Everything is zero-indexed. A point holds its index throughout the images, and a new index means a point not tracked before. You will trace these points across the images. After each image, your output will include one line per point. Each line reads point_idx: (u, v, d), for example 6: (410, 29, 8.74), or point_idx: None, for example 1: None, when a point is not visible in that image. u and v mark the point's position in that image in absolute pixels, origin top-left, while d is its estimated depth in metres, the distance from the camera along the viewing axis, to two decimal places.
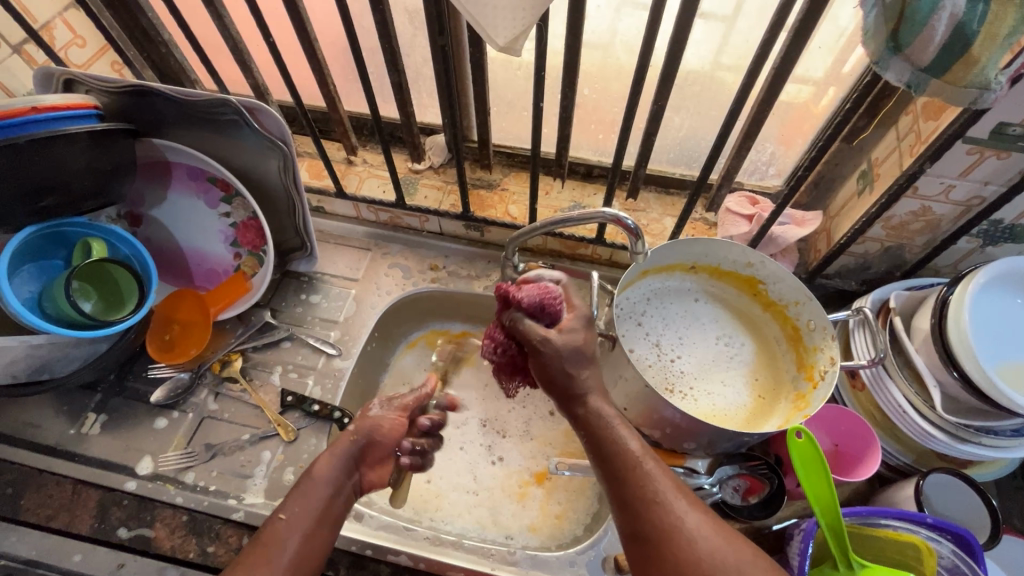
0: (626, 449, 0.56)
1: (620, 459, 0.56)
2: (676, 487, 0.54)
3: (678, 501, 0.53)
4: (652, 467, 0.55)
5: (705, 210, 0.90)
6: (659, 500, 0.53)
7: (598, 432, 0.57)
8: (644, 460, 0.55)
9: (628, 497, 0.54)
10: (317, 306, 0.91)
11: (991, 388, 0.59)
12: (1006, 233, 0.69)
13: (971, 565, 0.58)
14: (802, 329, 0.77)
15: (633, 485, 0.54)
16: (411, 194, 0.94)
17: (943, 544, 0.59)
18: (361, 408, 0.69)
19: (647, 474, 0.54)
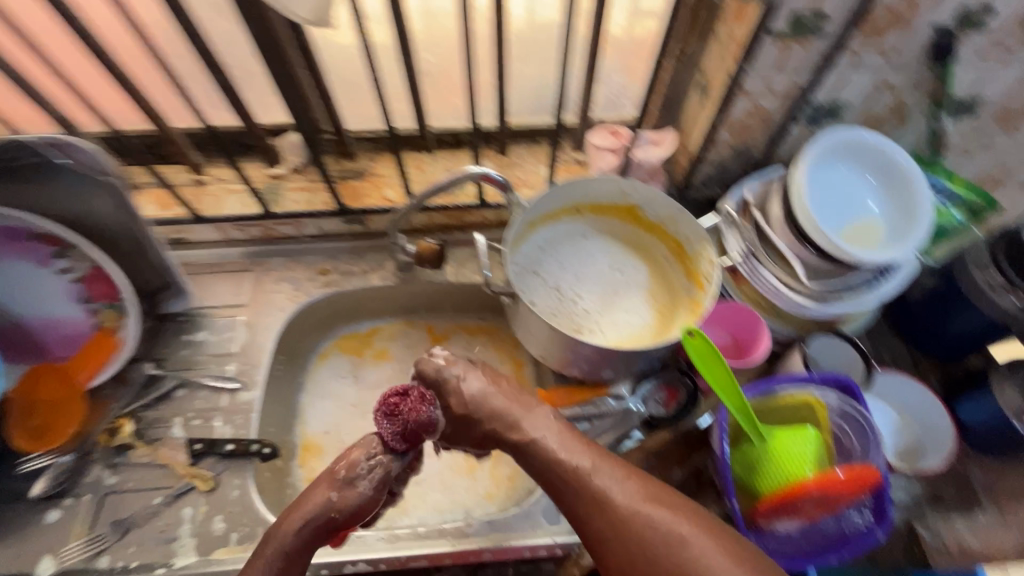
0: (557, 459, 0.59)
1: (557, 470, 0.59)
2: (625, 493, 0.56)
3: (625, 498, 0.55)
4: (595, 473, 0.57)
5: (574, 151, 0.92)
6: (593, 498, 0.56)
7: (529, 454, 0.61)
8: (585, 469, 0.58)
9: (571, 503, 0.58)
10: (205, 343, 0.84)
11: (841, 253, 0.65)
12: (826, 112, 0.76)
13: (856, 407, 0.66)
14: (683, 241, 0.83)
15: (570, 491, 0.58)
16: (278, 201, 0.88)
17: (830, 395, 0.67)
18: (347, 476, 0.64)
19: (586, 480, 0.57)
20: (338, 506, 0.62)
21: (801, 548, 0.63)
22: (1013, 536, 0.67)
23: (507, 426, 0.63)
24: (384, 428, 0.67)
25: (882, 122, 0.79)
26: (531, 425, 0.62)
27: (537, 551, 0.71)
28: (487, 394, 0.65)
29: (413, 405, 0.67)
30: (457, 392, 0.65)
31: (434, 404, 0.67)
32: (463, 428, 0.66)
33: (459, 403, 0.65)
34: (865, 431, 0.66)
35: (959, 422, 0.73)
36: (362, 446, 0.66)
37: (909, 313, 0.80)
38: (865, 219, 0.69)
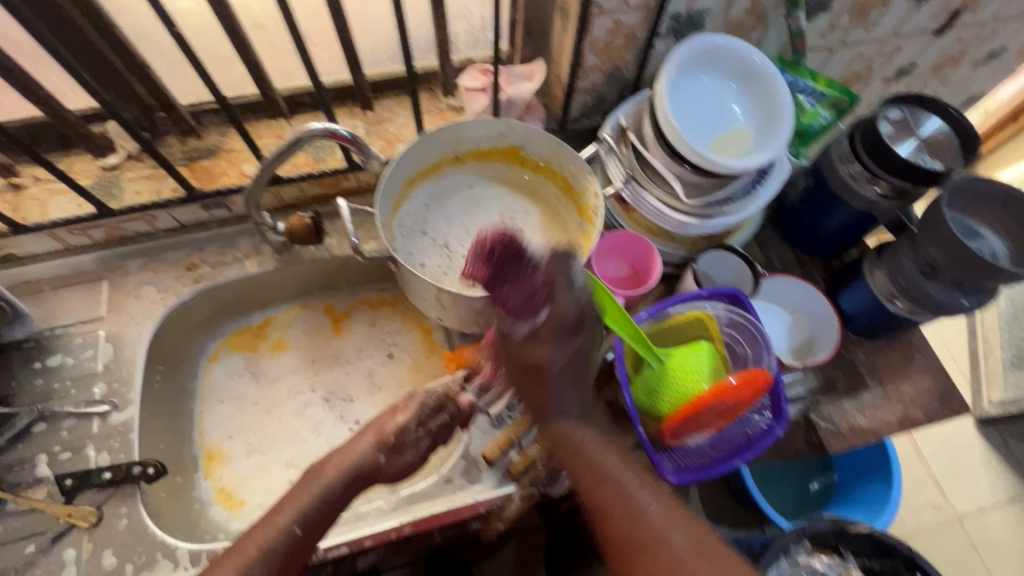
0: (603, 469, 0.55)
1: (596, 483, 0.55)
2: (656, 506, 0.52)
3: (661, 522, 0.51)
4: (626, 478, 0.55)
5: (446, 97, 0.86)
6: (624, 500, 0.53)
7: (570, 452, 0.58)
8: (626, 478, 0.55)
9: (602, 504, 0.54)
10: (62, 368, 0.74)
11: (710, 165, 0.64)
12: (688, 23, 0.74)
13: (744, 313, 0.68)
14: (569, 177, 0.80)
15: (600, 486, 0.54)
16: (117, 195, 0.77)
17: (718, 307, 0.69)
18: (396, 441, 0.63)
19: (616, 482, 0.54)
20: (384, 465, 0.62)
21: (711, 457, 0.65)
22: (891, 409, 0.72)
23: (555, 413, 0.60)
24: (478, 259, 0.60)
25: (743, 28, 0.78)
26: (570, 424, 0.59)
27: (459, 513, 0.69)
28: (572, 356, 0.58)
29: (527, 281, 0.56)
30: (561, 329, 0.55)
31: (542, 308, 0.56)
32: (523, 364, 0.59)
33: (558, 302, 0.54)
34: (755, 334, 0.67)
35: (841, 312, 0.77)
36: (407, 408, 0.65)
37: (790, 217, 0.81)
38: (734, 128, 0.68)
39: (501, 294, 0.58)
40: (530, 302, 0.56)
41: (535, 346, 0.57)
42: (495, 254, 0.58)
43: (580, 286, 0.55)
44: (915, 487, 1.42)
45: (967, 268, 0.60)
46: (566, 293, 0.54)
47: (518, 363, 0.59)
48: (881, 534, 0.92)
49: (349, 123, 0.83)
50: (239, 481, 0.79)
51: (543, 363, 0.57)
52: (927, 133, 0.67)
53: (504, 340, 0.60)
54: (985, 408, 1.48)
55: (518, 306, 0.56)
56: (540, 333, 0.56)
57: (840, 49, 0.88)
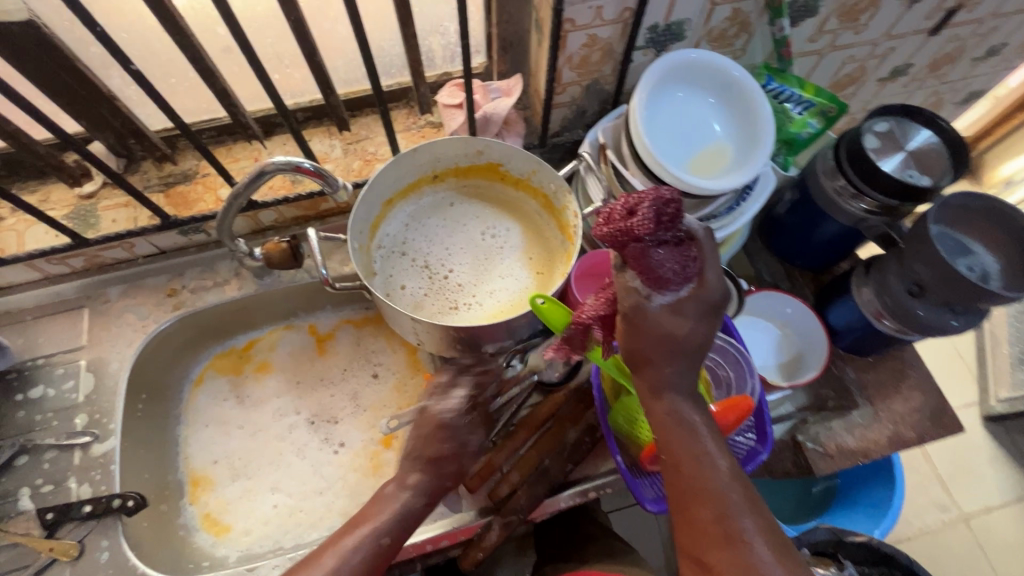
0: (706, 458, 0.48)
1: (694, 469, 0.47)
2: (743, 493, 0.46)
3: (743, 514, 0.45)
4: (724, 463, 0.48)
5: (423, 113, 0.85)
6: (715, 494, 0.46)
7: (667, 428, 0.49)
8: (725, 470, 0.47)
9: (691, 489, 0.47)
10: (43, 399, 0.74)
11: (687, 187, 0.62)
12: (667, 35, 0.71)
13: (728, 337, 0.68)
14: (549, 195, 0.78)
15: (694, 473, 0.47)
16: (93, 224, 0.77)
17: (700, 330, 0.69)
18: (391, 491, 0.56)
19: (711, 462, 0.47)
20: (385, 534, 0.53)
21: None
22: (881, 428, 0.70)
23: (664, 380, 0.49)
24: (638, 217, 0.44)
25: (726, 37, 0.75)
26: (679, 397, 0.50)
27: (439, 542, 0.68)
28: (702, 333, 0.49)
29: (681, 253, 0.46)
30: (699, 307, 0.48)
31: (688, 280, 0.48)
32: (657, 333, 0.48)
33: (710, 274, 0.48)
34: (737, 359, 0.67)
35: (829, 328, 0.75)
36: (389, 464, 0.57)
37: (778, 229, 0.79)
38: (712, 145, 0.66)
39: (650, 262, 0.45)
40: (682, 275, 0.46)
41: (673, 320, 0.48)
42: (665, 221, 0.44)
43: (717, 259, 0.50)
44: (920, 487, 1.40)
45: (955, 290, 0.58)
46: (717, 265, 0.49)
47: (638, 334, 0.49)
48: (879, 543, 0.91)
49: (326, 143, 0.82)
50: (225, 506, 0.79)
51: (675, 334, 0.48)
52: (915, 146, 0.65)
53: (628, 316, 0.48)
54: (992, 405, 1.45)
55: (674, 278, 0.46)
56: (688, 307, 0.48)
57: (829, 53, 0.85)
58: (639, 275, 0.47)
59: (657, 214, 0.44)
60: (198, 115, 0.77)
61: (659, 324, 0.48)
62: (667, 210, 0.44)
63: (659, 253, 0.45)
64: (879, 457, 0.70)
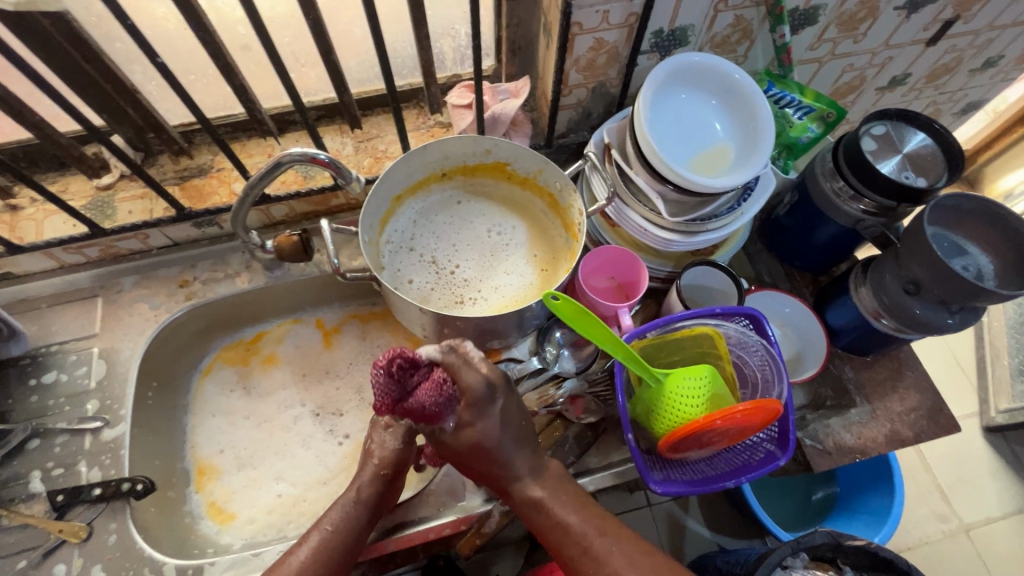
0: (565, 523, 0.59)
1: (562, 536, 0.59)
2: (602, 538, 0.58)
3: (610, 555, 0.57)
4: (578, 522, 0.59)
5: (433, 114, 0.87)
6: (582, 549, 0.58)
7: (532, 515, 0.60)
8: (584, 527, 0.59)
9: (565, 553, 0.59)
10: (56, 384, 0.76)
11: (691, 184, 0.64)
12: (672, 39, 0.74)
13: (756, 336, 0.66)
14: (554, 194, 0.80)
15: (563, 539, 0.59)
16: (110, 215, 0.79)
17: (728, 326, 0.66)
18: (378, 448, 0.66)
19: (569, 529, 0.59)
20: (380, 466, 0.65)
21: (706, 474, 0.67)
22: (878, 427, 0.71)
23: (509, 477, 0.61)
24: (378, 393, 0.53)
25: (728, 43, 0.77)
26: (530, 486, 0.61)
27: (443, 530, 0.69)
28: (503, 423, 0.60)
29: (430, 385, 0.55)
30: (478, 407, 0.59)
31: (456, 403, 0.58)
32: (474, 448, 0.59)
33: (470, 381, 0.57)
34: (762, 356, 0.67)
35: (828, 328, 0.76)
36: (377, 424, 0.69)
37: (779, 231, 0.81)
38: (714, 145, 0.68)
39: (414, 411, 0.56)
40: (446, 403, 0.57)
41: (468, 428, 0.59)
42: (398, 382, 0.53)
43: (477, 359, 0.59)
44: (920, 496, 1.40)
45: (951, 289, 0.60)
46: (468, 371, 0.57)
47: (464, 452, 0.60)
48: (877, 548, 0.90)
49: (338, 140, 0.84)
50: (229, 495, 0.80)
51: (481, 439, 0.59)
52: (912, 149, 0.66)
53: (432, 438, 0.61)
54: (992, 416, 1.45)
55: (438, 402, 0.55)
56: (476, 416, 0.59)
57: (830, 61, 0.87)
58: (415, 418, 0.57)
59: (389, 383, 0.53)
60: (215, 111, 0.79)
61: (469, 439, 0.59)
62: (405, 373, 0.54)
63: (427, 397, 0.55)
64: (876, 455, 0.70)
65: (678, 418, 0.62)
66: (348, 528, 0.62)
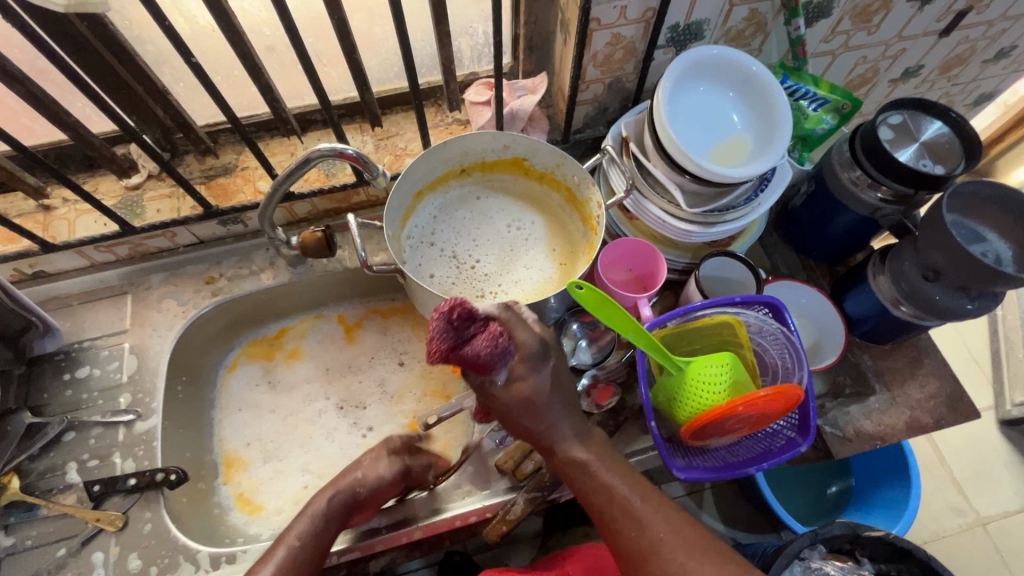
0: (606, 485, 0.58)
1: (602, 497, 0.58)
2: (644, 503, 0.56)
3: (652, 519, 0.55)
4: (620, 485, 0.58)
5: (451, 111, 0.88)
6: (624, 510, 0.56)
7: (574, 476, 0.60)
8: (626, 491, 0.57)
9: (605, 516, 0.57)
10: (89, 379, 0.78)
11: (711, 174, 0.65)
12: (688, 34, 0.75)
13: (777, 325, 0.67)
14: (573, 188, 0.81)
15: (605, 500, 0.57)
16: (139, 214, 0.81)
17: (749, 313, 0.68)
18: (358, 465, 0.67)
19: (612, 490, 0.58)
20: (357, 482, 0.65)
21: (728, 461, 0.68)
22: (897, 414, 0.72)
23: (555, 437, 0.60)
24: (433, 339, 0.51)
25: (744, 37, 0.78)
26: (574, 447, 0.60)
27: (468, 518, 0.71)
28: (552, 383, 0.60)
29: (488, 335, 0.53)
30: (531, 362, 0.58)
31: (508, 356, 0.56)
32: (522, 402, 0.58)
33: (524, 337, 0.57)
34: (782, 344, 0.68)
35: (846, 317, 0.77)
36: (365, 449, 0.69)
37: (795, 222, 0.82)
38: (732, 136, 0.69)
39: (468, 360, 0.53)
40: (500, 355, 0.55)
41: (518, 383, 0.58)
42: (456, 330, 0.52)
43: (530, 319, 0.59)
44: (936, 490, 1.40)
45: (970, 274, 0.60)
46: (521, 328, 0.58)
47: (512, 410, 0.59)
48: (896, 539, 0.90)
49: (359, 139, 0.86)
50: (257, 487, 0.82)
51: (531, 394, 0.58)
52: (928, 137, 0.67)
53: (483, 396, 0.59)
54: (1008, 409, 1.44)
55: (497, 352, 0.54)
56: (527, 372, 0.58)
57: (843, 53, 0.88)
58: (467, 369, 0.54)
59: (445, 329, 0.51)
60: (240, 111, 0.81)
61: (519, 393, 0.58)
62: (465, 318, 0.52)
63: (485, 344, 0.53)
64: (896, 441, 0.71)
65: (700, 405, 0.63)
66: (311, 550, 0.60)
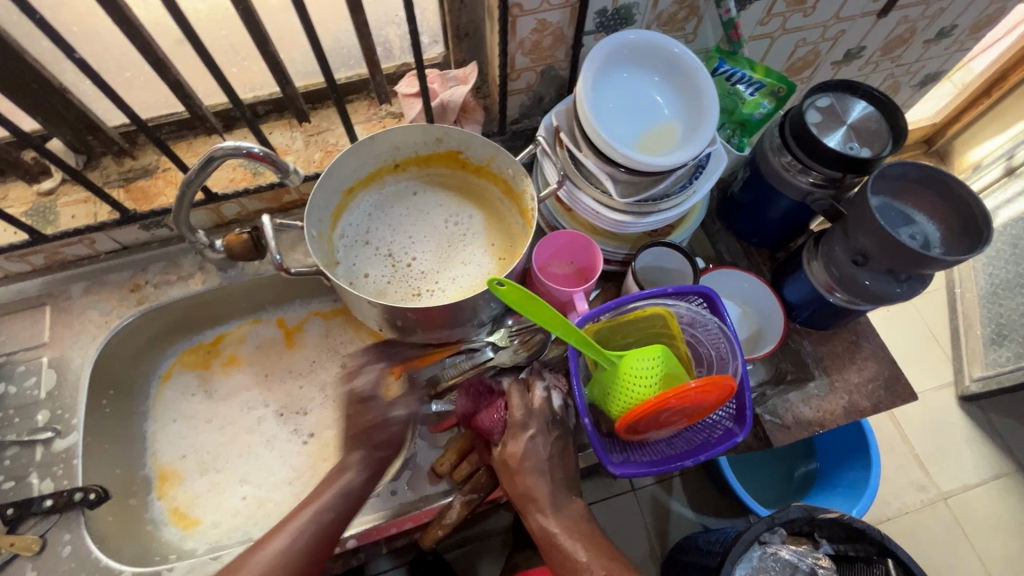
0: (573, 559, 0.58)
1: (568, 569, 0.58)
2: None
3: None
4: (586, 559, 0.58)
5: (383, 104, 0.85)
6: None
7: (546, 547, 0.60)
8: (593, 566, 0.57)
9: None
10: (5, 396, 0.74)
11: (638, 162, 0.63)
12: (617, 18, 0.72)
13: (706, 315, 0.66)
14: (508, 180, 0.79)
15: (570, 572, 0.58)
16: (53, 221, 0.77)
17: (680, 305, 0.67)
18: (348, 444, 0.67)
19: (575, 558, 0.58)
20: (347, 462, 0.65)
21: (667, 454, 0.67)
22: (836, 399, 0.72)
23: (532, 503, 0.61)
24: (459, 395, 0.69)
25: (676, 21, 0.76)
26: (547, 517, 0.61)
27: (403, 524, 0.70)
28: (544, 456, 0.63)
29: (493, 407, 0.67)
30: (517, 431, 0.64)
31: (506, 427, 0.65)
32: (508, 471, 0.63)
33: (517, 408, 0.65)
34: (715, 333, 0.67)
35: (786, 304, 0.76)
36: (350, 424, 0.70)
37: (735, 208, 0.80)
38: (659, 123, 0.67)
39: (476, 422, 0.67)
40: (496, 425, 0.66)
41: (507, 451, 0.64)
42: (474, 396, 0.68)
43: (540, 399, 0.66)
44: (898, 468, 1.41)
45: (897, 258, 0.60)
46: (519, 400, 0.65)
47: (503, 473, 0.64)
48: (849, 520, 0.90)
49: (287, 136, 0.82)
50: (193, 500, 0.79)
51: (518, 458, 0.63)
52: (855, 119, 0.67)
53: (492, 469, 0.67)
54: (967, 385, 1.47)
55: (491, 425, 0.65)
56: (515, 438, 0.64)
57: (782, 35, 0.86)
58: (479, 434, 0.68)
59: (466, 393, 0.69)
60: (155, 109, 0.77)
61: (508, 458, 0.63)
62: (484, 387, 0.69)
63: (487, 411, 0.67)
64: (835, 427, 0.71)
65: (632, 400, 0.62)
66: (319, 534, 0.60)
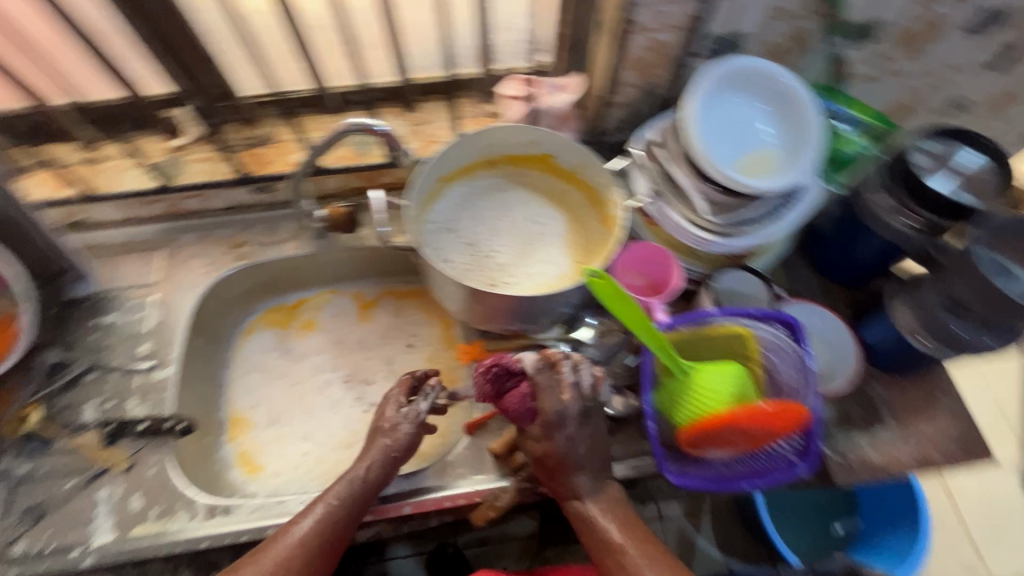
0: (607, 538, 0.63)
1: (602, 547, 0.63)
2: (638, 552, 0.62)
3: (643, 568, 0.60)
4: (619, 537, 0.63)
5: (483, 102, 0.92)
6: (618, 554, 0.62)
7: (581, 523, 0.65)
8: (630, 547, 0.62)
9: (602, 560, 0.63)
10: (115, 325, 0.82)
11: (735, 184, 0.65)
12: (725, 44, 0.75)
13: (789, 341, 0.67)
14: (596, 187, 0.82)
15: (604, 548, 0.63)
16: (178, 174, 0.85)
17: (763, 327, 0.68)
18: (389, 424, 0.69)
19: (608, 534, 0.63)
20: (392, 444, 0.68)
21: (720, 474, 0.66)
22: (906, 446, 0.70)
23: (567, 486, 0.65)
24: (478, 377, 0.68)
25: (781, 52, 0.78)
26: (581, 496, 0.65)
27: (456, 500, 0.71)
28: (578, 442, 0.64)
29: (518, 393, 0.66)
30: (552, 424, 0.63)
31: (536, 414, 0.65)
32: (545, 455, 0.64)
33: (549, 402, 0.63)
34: (794, 363, 0.67)
35: (862, 343, 0.75)
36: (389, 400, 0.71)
37: (819, 242, 0.80)
38: (760, 147, 0.69)
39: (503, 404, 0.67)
40: (526, 412, 0.65)
41: (538, 441, 0.64)
42: (495, 378, 0.67)
43: (568, 385, 0.64)
44: (947, 544, 1.34)
45: (998, 310, 0.61)
46: (551, 393, 0.63)
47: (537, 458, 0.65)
48: None
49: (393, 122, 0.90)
50: (259, 448, 0.84)
51: (554, 449, 0.64)
52: (963, 168, 0.67)
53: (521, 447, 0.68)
54: None
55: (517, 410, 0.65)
56: (551, 431, 0.63)
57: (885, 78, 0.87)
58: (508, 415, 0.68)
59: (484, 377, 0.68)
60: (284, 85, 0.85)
61: (544, 446, 0.64)
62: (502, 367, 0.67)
63: (513, 395, 0.66)
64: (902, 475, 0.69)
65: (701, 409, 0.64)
66: (350, 505, 0.64)
